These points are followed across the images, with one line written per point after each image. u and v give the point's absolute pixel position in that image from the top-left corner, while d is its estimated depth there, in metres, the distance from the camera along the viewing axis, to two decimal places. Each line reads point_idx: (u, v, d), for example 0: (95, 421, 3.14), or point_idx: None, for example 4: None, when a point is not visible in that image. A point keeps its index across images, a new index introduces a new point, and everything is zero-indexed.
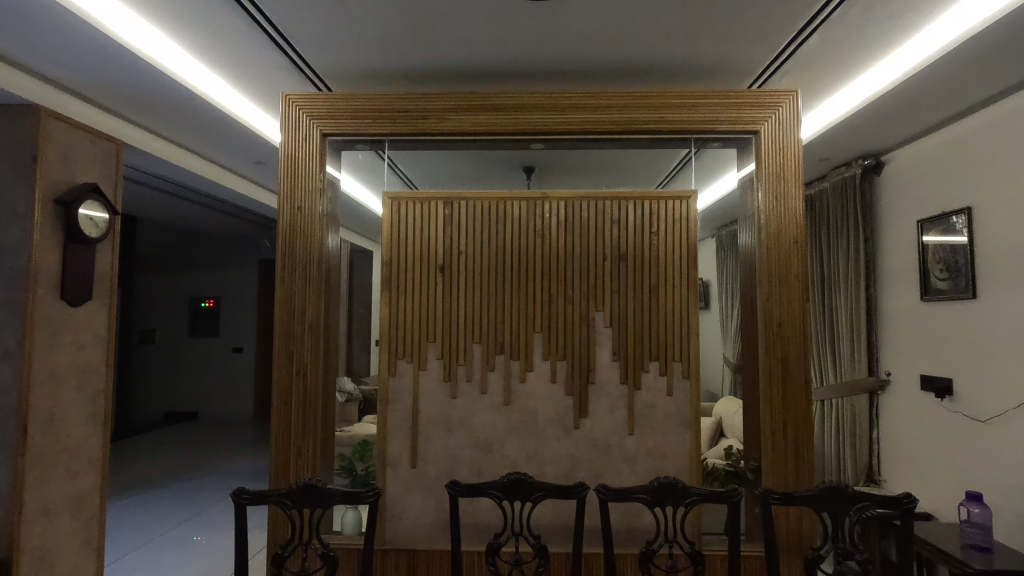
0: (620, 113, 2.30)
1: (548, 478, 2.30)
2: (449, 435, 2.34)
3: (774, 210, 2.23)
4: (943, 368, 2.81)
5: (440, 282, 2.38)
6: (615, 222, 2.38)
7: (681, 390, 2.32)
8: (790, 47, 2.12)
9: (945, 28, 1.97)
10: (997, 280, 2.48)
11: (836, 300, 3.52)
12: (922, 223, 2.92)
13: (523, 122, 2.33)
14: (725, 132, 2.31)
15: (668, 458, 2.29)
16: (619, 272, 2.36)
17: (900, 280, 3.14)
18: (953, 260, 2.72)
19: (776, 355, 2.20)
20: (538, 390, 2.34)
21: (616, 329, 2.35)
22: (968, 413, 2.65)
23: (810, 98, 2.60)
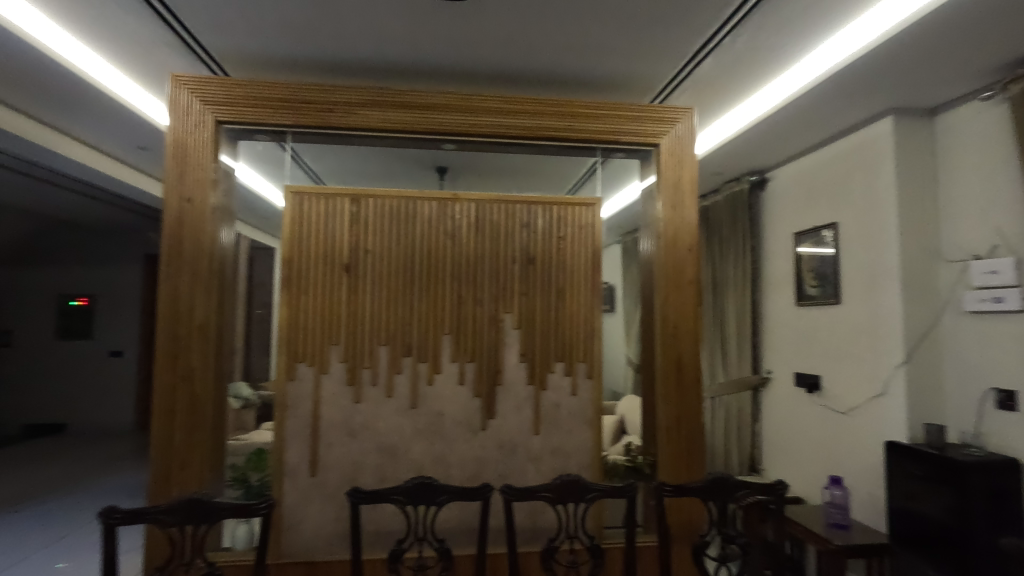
0: (531, 119, 2.34)
1: (454, 481, 2.29)
2: (353, 441, 2.26)
3: (671, 220, 2.37)
4: (813, 367, 3.12)
5: (345, 282, 2.30)
6: (525, 225, 2.42)
7: (584, 389, 2.41)
8: (687, 68, 2.27)
9: (817, 60, 2.20)
10: (856, 288, 2.81)
11: (726, 305, 3.82)
12: (798, 235, 3.24)
13: (434, 122, 2.31)
14: (629, 143, 2.42)
15: (571, 456, 2.37)
16: (528, 275, 2.41)
17: (779, 287, 3.46)
18: (822, 269, 3.05)
19: (672, 355, 2.33)
20: (446, 392, 2.32)
21: (523, 330, 2.39)
22: (831, 406, 2.97)
23: (705, 116, 2.81)
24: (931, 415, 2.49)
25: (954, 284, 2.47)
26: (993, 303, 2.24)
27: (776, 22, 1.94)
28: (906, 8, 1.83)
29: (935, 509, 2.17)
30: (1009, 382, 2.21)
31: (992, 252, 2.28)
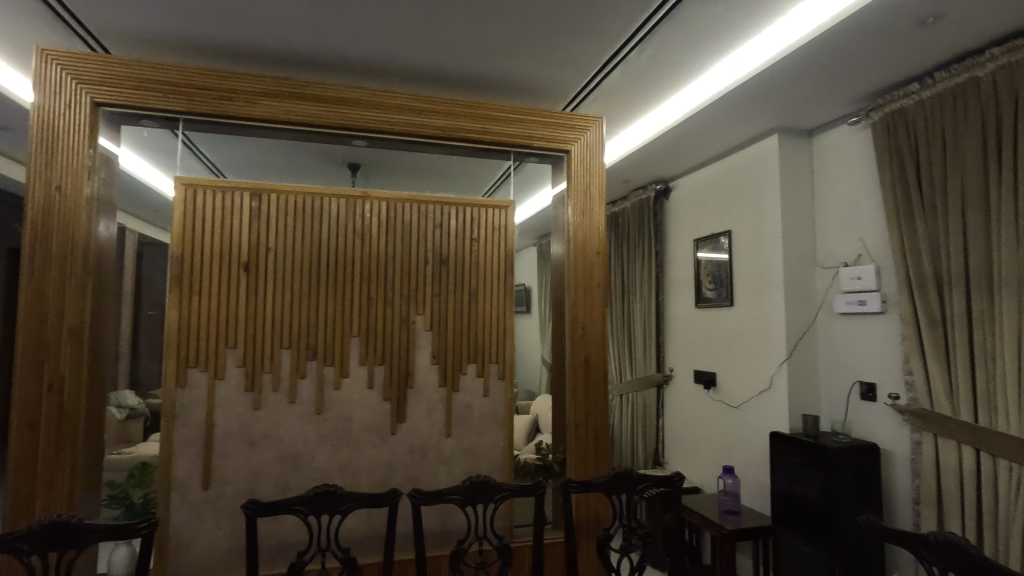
0: (444, 119, 2.33)
1: (361, 487, 2.23)
2: (251, 450, 2.12)
3: (581, 224, 2.44)
4: (710, 364, 3.34)
5: (244, 282, 2.16)
6: (437, 225, 2.40)
7: (496, 390, 2.43)
8: (597, 78, 2.35)
9: (714, 78, 2.37)
10: (746, 291, 3.04)
11: (633, 306, 4.00)
12: (698, 241, 3.46)
13: (343, 116, 2.23)
14: (542, 148, 2.47)
15: (482, 457, 2.38)
16: (441, 275, 2.39)
17: (681, 290, 3.68)
18: (718, 274, 3.27)
19: (581, 355, 2.40)
20: (354, 397, 2.25)
21: (436, 332, 2.37)
22: (725, 400, 3.20)
23: (614, 126, 2.92)
24: (808, 406, 2.75)
25: (827, 288, 2.74)
26: (858, 306, 2.50)
27: (676, 39, 2.06)
28: (787, 37, 2.01)
29: (810, 492, 2.40)
30: (870, 376, 2.48)
31: (858, 260, 2.56)
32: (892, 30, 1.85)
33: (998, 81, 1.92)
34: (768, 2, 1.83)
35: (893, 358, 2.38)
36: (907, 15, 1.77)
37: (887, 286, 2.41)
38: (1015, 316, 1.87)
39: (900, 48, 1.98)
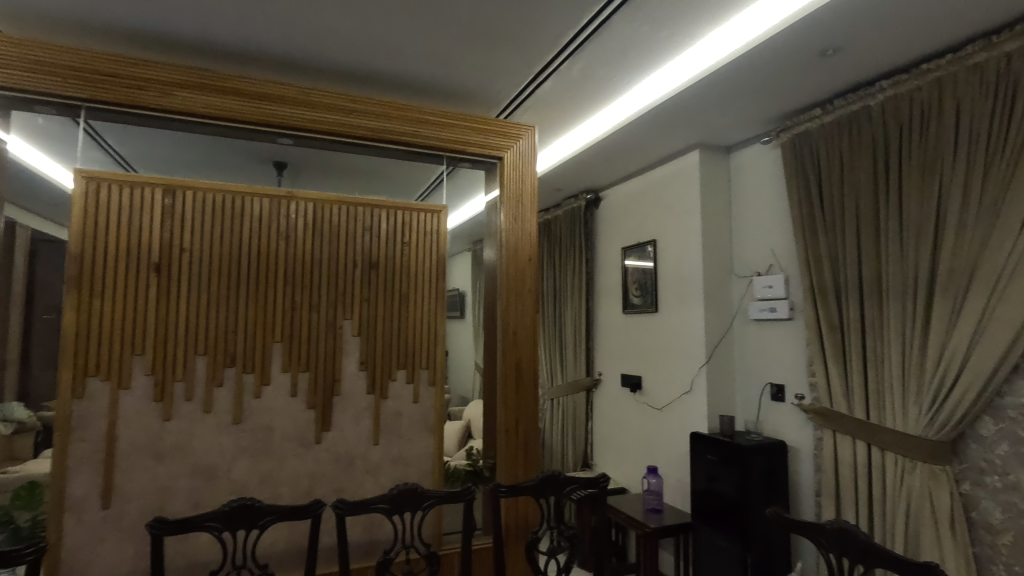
0: (376, 120, 2.29)
1: (282, 500, 2.13)
2: (159, 464, 1.98)
3: (513, 231, 2.47)
4: (636, 368, 3.47)
5: (154, 284, 2.02)
6: (367, 228, 2.35)
7: (426, 396, 2.40)
8: (529, 87, 2.40)
9: (640, 95, 2.48)
10: (669, 298, 3.19)
11: (564, 312, 4.09)
12: (626, 249, 3.59)
13: (268, 113, 2.14)
14: (475, 154, 2.48)
15: (411, 464, 2.34)
16: (370, 280, 2.34)
17: (609, 296, 3.79)
18: (644, 281, 3.41)
19: (512, 360, 2.42)
20: (275, 405, 2.15)
21: (364, 337, 2.31)
22: (650, 403, 3.33)
23: (545, 135, 2.99)
24: (725, 408, 2.91)
25: (742, 296, 2.93)
26: (768, 312, 2.69)
27: (605, 55, 2.14)
28: (707, 59, 2.13)
29: (725, 488, 2.54)
30: (779, 378, 2.67)
31: (769, 270, 2.74)
32: (798, 59, 2.01)
33: (887, 110, 2.13)
34: (690, 26, 1.95)
35: (799, 362, 2.57)
36: (809, 46, 1.93)
37: (793, 295, 2.61)
38: (900, 322, 2.07)
39: (805, 76, 2.15)
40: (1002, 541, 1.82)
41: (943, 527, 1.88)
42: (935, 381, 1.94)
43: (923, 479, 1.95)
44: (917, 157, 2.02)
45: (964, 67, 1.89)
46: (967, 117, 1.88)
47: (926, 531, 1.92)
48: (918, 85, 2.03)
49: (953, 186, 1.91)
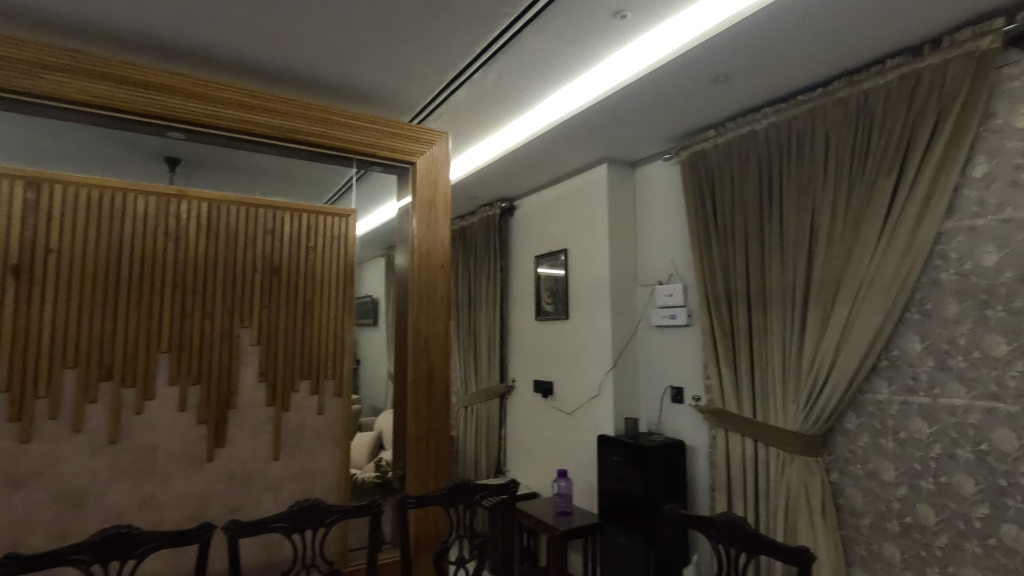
0: (280, 118, 2.18)
1: (166, 525, 1.95)
2: (14, 493, 1.75)
3: (425, 237, 2.44)
4: (547, 374, 3.54)
5: (12, 288, 1.79)
6: (269, 231, 2.23)
7: (331, 407, 2.31)
8: (442, 94, 2.39)
9: (551, 108, 2.55)
10: (579, 306, 3.29)
11: (479, 320, 4.11)
12: (539, 258, 3.66)
13: (157, 104, 1.98)
14: (387, 159, 2.43)
15: (315, 478, 2.24)
16: (271, 285, 2.22)
17: (522, 303, 3.85)
18: (555, 289, 3.50)
19: (423, 367, 2.38)
20: (160, 421, 1.97)
21: (264, 346, 2.18)
22: (560, 408, 3.41)
23: (460, 143, 2.99)
24: (630, 410, 3.04)
25: (645, 304, 3.08)
26: (669, 319, 2.85)
27: (517, 67, 2.18)
28: (612, 78, 2.23)
29: (629, 487, 2.66)
30: (678, 381, 2.83)
31: (669, 279, 2.91)
32: (694, 83, 2.17)
33: (770, 135, 2.35)
34: (596, 45, 2.04)
35: (695, 365, 2.74)
36: (703, 72, 2.08)
37: (691, 303, 2.78)
38: (781, 328, 2.28)
39: (700, 99, 2.32)
40: (863, 522, 2.04)
41: (816, 514, 2.08)
42: (809, 382, 2.14)
43: (800, 471, 2.15)
44: (795, 178, 2.24)
45: (832, 100, 2.12)
46: (834, 145, 2.11)
47: (802, 519, 2.11)
48: (795, 114, 2.25)
49: (823, 206, 2.14)
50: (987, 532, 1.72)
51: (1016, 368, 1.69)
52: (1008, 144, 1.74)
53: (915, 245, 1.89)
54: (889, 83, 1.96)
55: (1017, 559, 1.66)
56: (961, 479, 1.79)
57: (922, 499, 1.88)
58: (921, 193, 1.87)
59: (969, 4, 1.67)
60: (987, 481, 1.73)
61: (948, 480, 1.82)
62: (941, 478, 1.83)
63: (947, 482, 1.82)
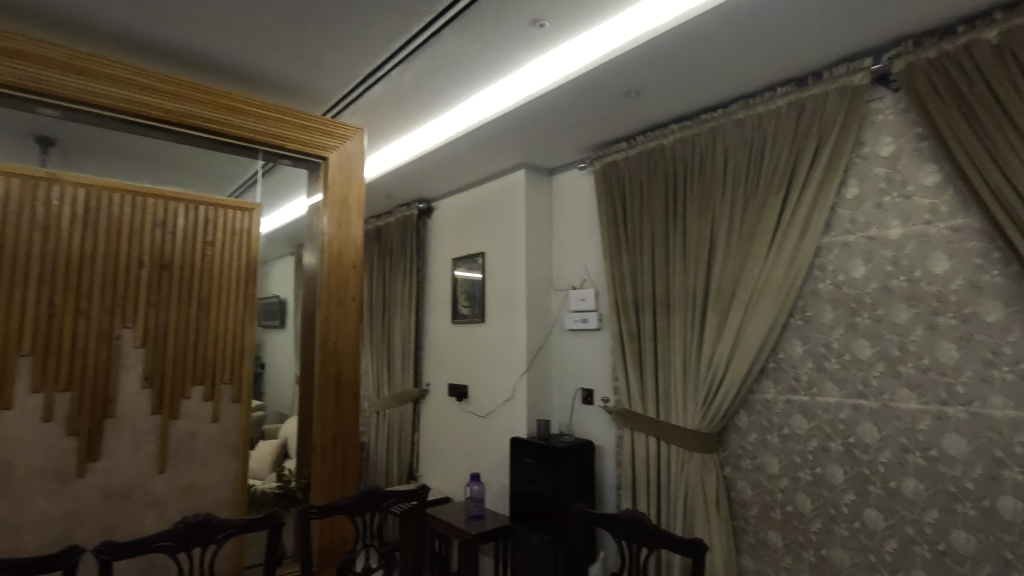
0: (175, 102, 2.01)
1: (25, 550, 1.73)
2: None
3: (336, 235, 2.34)
4: (462, 378, 3.53)
5: None
6: (158, 223, 2.05)
7: (228, 415, 2.15)
8: (358, 89, 2.32)
9: (470, 111, 2.55)
10: (495, 309, 3.31)
11: (394, 323, 4.03)
12: (456, 260, 3.64)
13: (26, 76, 1.76)
14: (297, 152, 2.32)
15: (207, 491, 2.09)
16: (160, 282, 2.03)
17: (438, 306, 3.81)
18: (472, 292, 3.49)
19: (331, 371, 2.28)
20: (20, 433, 1.75)
21: (150, 349, 1.99)
22: (474, 411, 3.40)
23: (376, 140, 2.91)
24: (543, 413, 3.09)
25: (559, 308, 3.15)
26: (581, 323, 2.93)
27: (436, 67, 2.16)
28: (531, 85, 2.26)
29: (540, 489, 2.70)
30: (589, 384, 2.92)
31: (582, 284, 3.00)
32: (607, 96, 2.25)
33: (676, 150, 2.49)
34: (516, 51, 2.06)
35: (605, 368, 2.84)
36: (616, 86, 2.16)
37: (602, 308, 2.88)
38: (682, 333, 2.41)
39: (613, 112, 2.41)
40: (751, 513, 2.20)
41: (711, 507, 2.21)
42: (707, 383, 2.28)
43: (697, 467, 2.28)
44: (697, 192, 2.39)
45: (730, 122, 2.29)
46: (732, 163, 2.27)
47: (698, 512, 2.24)
48: (698, 132, 2.40)
49: (721, 219, 2.29)
50: (853, 516, 1.92)
51: (877, 369, 1.90)
52: (874, 170, 1.96)
53: (798, 258, 2.07)
54: (779, 109, 2.14)
55: (876, 539, 1.86)
56: (832, 469, 1.98)
57: (801, 489, 2.06)
58: (804, 210, 2.05)
59: (844, 44, 1.87)
60: (853, 471, 1.93)
61: (822, 471, 2.01)
62: (817, 469, 2.02)
63: (821, 472, 2.01)
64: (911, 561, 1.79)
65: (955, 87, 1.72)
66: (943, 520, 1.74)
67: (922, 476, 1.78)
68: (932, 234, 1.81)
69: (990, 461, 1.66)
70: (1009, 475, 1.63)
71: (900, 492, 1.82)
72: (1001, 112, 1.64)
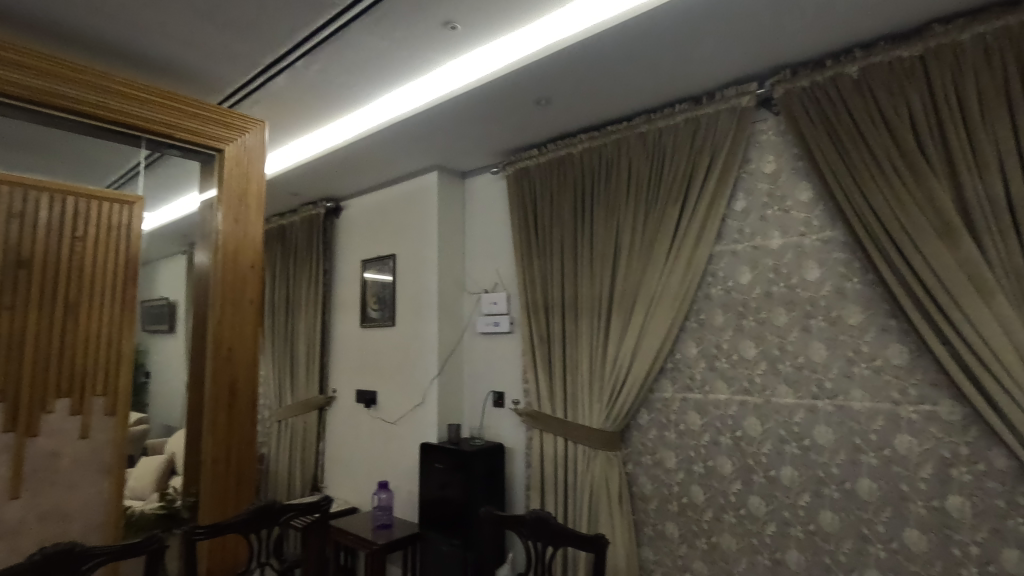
0: (38, 79, 1.78)
1: None
2: None
3: (232, 234, 2.18)
4: (371, 384, 3.42)
5: None
6: (15, 215, 1.82)
7: (101, 429, 1.95)
8: (259, 78, 2.19)
9: (380, 109, 2.49)
10: (405, 312, 3.24)
11: (298, 327, 3.84)
12: (365, 262, 3.53)
13: None
14: (187, 143, 2.14)
15: (73, 516, 1.87)
16: (16, 281, 1.80)
17: (346, 309, 3.68)
18: (382, 294, 3.41)
19: (224, 379, 2.12)
20: None
21: (2, 357, 1.76)
22: (384, 418, 3.31)
23: (279, 134, 2.76)
24: (454, 416, 3.07)
25: (471, 311, 3.15)
26: (493, 326, 2.95)
27: (344, 62, 2.08)
28: (443, 87, 2.24)
29: (449, 494, 2.68)
30: (500, 386, 2.94)
31: (494, 288, 3.02)
32: (519, 103, 2.28)
33: (584, 159, 2.57)
34: (428, 52, 2.04)
35: (515, 370, 2.88)
36: (527, 93, 2.20)
37: (513, 311, 2.92)
38: (589, 336, 2.49)
39: (524, 119, 2.45)
40: (651, 506, 2.32)
41: (614, 503, 2.31)
42: (611, 383, 2.38)
43: (602, 465, 2.37)
44: (603, 199, 2.49)
45: (634, 134, 2.41)
46: (635, 173, 2.39)
47: (602, 508, 2.33)
48: (605, 142, 2.50)
49: (625, 227, 2.40)
50: (739, 504, 2.08)
51: (760, 368, 2.08)
52: (758, 185, 2.14)
53: (692, 264, 2.22)
54: (677, 124, 2.29)
55: (759, 524, 2.03)
56: (722, 461, 2.13)
57: (695, 481, 2.20)
58: (698, 220, 2.20)
59: (733, 68, 2.03)
60: (740, 462, 2.09)
61: (713, 463, 2.16)
62: (708, 462, 2.17)
63: (712, 465, 2.16)
64: (787, 542, 1.96)
65: (824, 114, 1.93)
66: (814, 503, 1.92)
67: (797, 464, 1.96)
68: (805, 245, 2.01)
69: (851, 448, 1.87)
70: (867, 459, 1.83)
71: (778, 480, 2.00)
72: (860, 138, 1.85)
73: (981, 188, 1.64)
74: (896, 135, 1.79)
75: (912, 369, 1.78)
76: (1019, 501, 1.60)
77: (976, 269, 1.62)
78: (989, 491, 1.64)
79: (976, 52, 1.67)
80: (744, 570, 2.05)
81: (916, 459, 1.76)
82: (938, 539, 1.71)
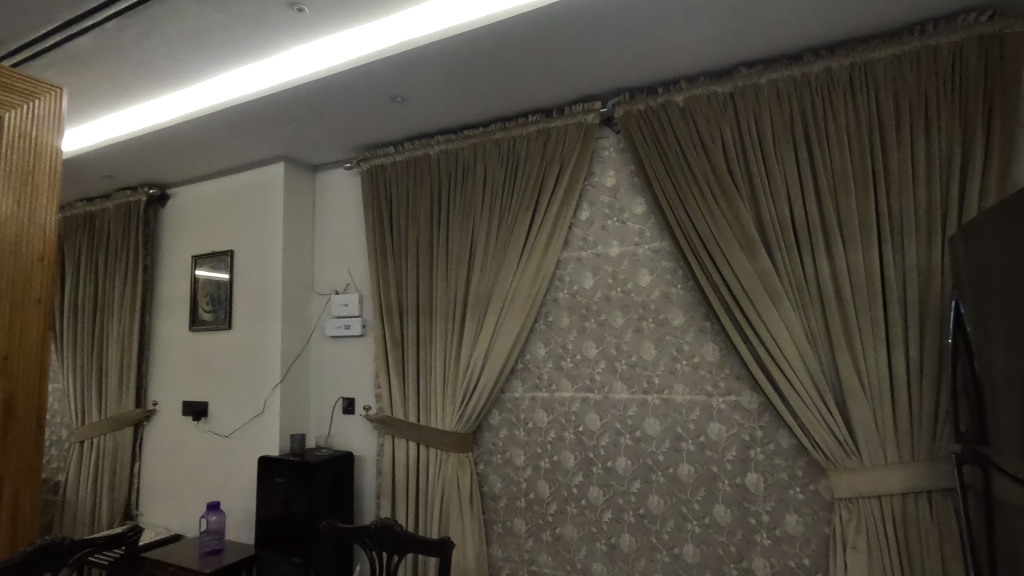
0: None
1: None
2: None
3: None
4: (201, 394, 3.06)
5: None
6: None
7: None
8: (53, 36, 1.85)
9: (216, 89, 2.24)
10: (243, 314, 2.96)
11: (110, 331, 3.32)
12: (196, 258, 3.16)
13: None
14: None
15: None
16: None
17: (172, 311, 3.25)
18: (216, 294, 3.07)
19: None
20: None
21: None
22: (216, 431, 2.98)
23: (84, 105, 2.36)
24: (299, 426, 2.86)
25: (320, 313, 2.96)
26: (343, 329, 2.81)
27: (168, 30, 1.84)
28: (289, 73, 2.08)
29: (291, 510, 2.49)
30: (350, 392, 2.81)
31: (345, 289, 2.88)
32: (373, 98, 2.20)
33: (441, 161, 2.57)
34: (271, 33, 1.88)
35: (367, 375, 2.77)
36: (382, 89, 2.13)
37: (365, 313, 2.81)
38: (443, 338, 2.48)
39: (379, 115, 2.37)
40: (501, 504, 2.37)
41: (465, 504, 2.32)
42: (465, 385, 2.39)
43: (454, 467, 2.37)
44: (460, 202, 2.50)
45: (490, 140, 2.46)
46: (490, 178, 2.44)
47: (454, 509, 2.33)
48: (461, 146, 2.52)
49: (480, 231, 2.43)
50: (581, 495, 2.21)
51: (600, 366, 2.23)
52: (600, 197, 2.31)
53: (543, 269, 2.32)
54: (530, 134, 2.38)
55: (597, 512, 2.18)
56: (566, 456, 2.26)
57: (541, 476, 2.30)
58: (547, 226, 2.31)
59: (579, 85, 2.17)
60: (581, 455, 2.23)
61: (558, 458, 2.27)
62: (553, 457, 2.28)
63: (557, 459, 2.27)
64: (621, 527, 2.13)
65: (656, 136, 2.14)
66: (643, 489, 2.11)
67: (629, 454, 2.14)
68: (639, 254, 2.21)
69: (674, 436, 2.08)
70: (686, 446, 2.06)
71: (614, 469, 2.17)
72: (684, 160, 2.08)
73: (773, 210, 1.94)
74: (712, 161, 2.04)
75: (722, 365, 2.05)
76: (798, 472, 1.91)
77: (769, 278, 1.91)
78: (778, 466, 1.94)
79: (771, 95, 1.97)
80: (584, 557, 2.18)
81: (724, 443, 2.01)
82: (739, 511, 1.97)
